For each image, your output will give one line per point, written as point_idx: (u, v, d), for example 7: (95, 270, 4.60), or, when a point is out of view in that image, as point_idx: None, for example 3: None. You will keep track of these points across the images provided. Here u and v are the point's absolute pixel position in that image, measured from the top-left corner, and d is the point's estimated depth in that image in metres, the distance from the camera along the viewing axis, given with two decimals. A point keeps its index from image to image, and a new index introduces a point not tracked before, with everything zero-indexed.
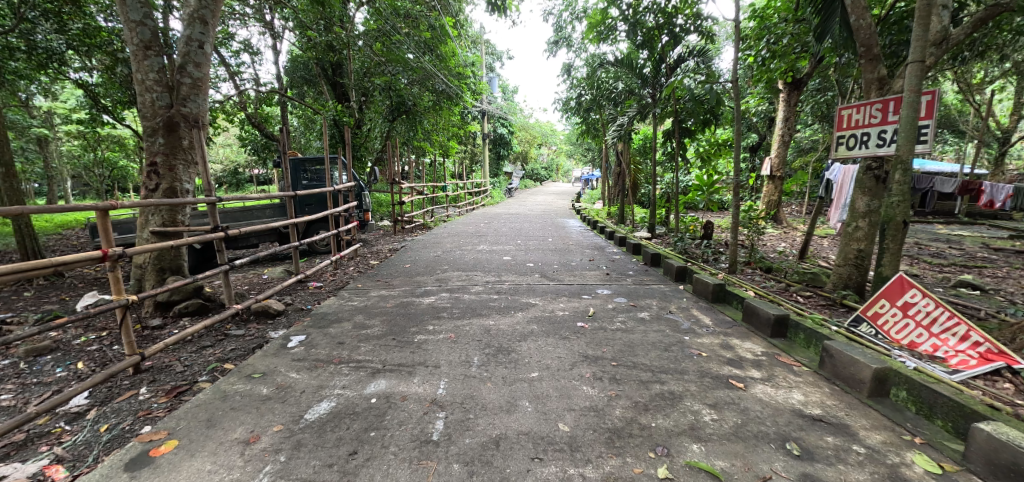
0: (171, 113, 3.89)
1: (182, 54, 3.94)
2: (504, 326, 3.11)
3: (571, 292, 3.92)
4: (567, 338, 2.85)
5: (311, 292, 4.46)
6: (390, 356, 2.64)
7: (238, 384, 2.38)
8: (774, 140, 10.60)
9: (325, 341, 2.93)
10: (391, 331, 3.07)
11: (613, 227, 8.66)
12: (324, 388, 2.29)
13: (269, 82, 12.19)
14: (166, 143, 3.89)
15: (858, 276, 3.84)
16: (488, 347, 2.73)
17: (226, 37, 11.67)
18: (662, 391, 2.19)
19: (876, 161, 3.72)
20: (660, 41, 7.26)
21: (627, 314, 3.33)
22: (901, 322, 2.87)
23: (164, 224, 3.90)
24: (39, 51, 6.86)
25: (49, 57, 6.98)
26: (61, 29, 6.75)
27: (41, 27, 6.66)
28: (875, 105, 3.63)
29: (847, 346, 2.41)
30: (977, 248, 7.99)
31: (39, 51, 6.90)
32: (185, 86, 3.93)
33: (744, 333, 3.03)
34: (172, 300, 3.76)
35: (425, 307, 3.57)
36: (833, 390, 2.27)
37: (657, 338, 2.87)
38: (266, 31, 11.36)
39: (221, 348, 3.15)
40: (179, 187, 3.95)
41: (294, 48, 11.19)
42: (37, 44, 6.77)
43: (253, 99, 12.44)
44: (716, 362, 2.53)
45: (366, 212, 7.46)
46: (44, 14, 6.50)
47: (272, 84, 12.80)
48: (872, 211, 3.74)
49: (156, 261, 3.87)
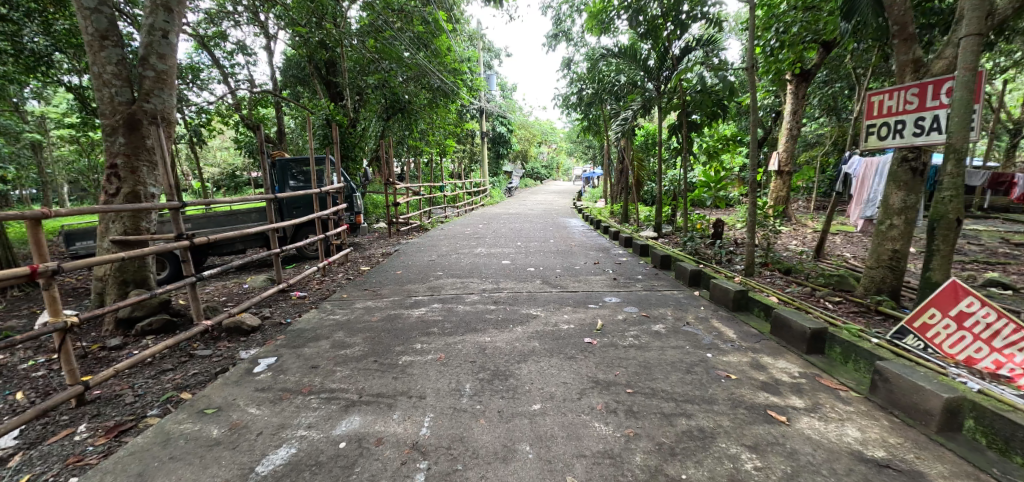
0: (132, 110, 3.53)
1: (144, 44, 3.59)
2: (502, 344, 2.74)
3: (575, 301, 3.53)
4: (574, 358, 2.48)
5: (293, 304, 4.10)
6: (369, 383, 2.28)
7: (186, 423, 2.03)
8: (781, 134, 10.25)
9: (297, 365, 2.56)
10: (372, 351, 2.71)
11: (617, 227, 8.30)
12: (285, 428, 1.92)
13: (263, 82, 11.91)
14: (127, 142, 3.52)
15: (895, 279, 3.47)
16: (482, 371, 2.37)
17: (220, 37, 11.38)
18: (690, 428, 1.83)
19: (913, 151, 3.35)
20: (664, 29, 6.90)
21: (640, 328, 2.95)
22: (956, 335, 2.50)
23: (125, 232, 3.53)
24: (26, 53, 6.45)
25: (36, 59, 6.59)
26: (47, 30, 6.41)
27: (26, 29, 6.22)
28: (910, 90, 3.27)
29: (905, 369, 2.04)
30: (997, 244, 7.60)
31: (26, 54, 6.48)
32: (148, 80, 3.58)
33: (774, 348, 2.64)
34: (133, 316, 3.39)
35: (414, 322, 3.20)
36: (892, 423, 1.90)
37: (677, 357, 2.50)
38: (260, 31, 11.12)
39: (182, 372, 2.81)
40: (142, 190, 3.58)
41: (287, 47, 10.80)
42: (24, 46, 6.35)
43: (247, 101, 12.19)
44: (749, 387, 2.17)
45: (358, 215, 6.93)
46: (28, 14, 6.07)
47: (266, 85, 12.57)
48: (908, 208, 3.35)
49: (118, 273, 3.52)
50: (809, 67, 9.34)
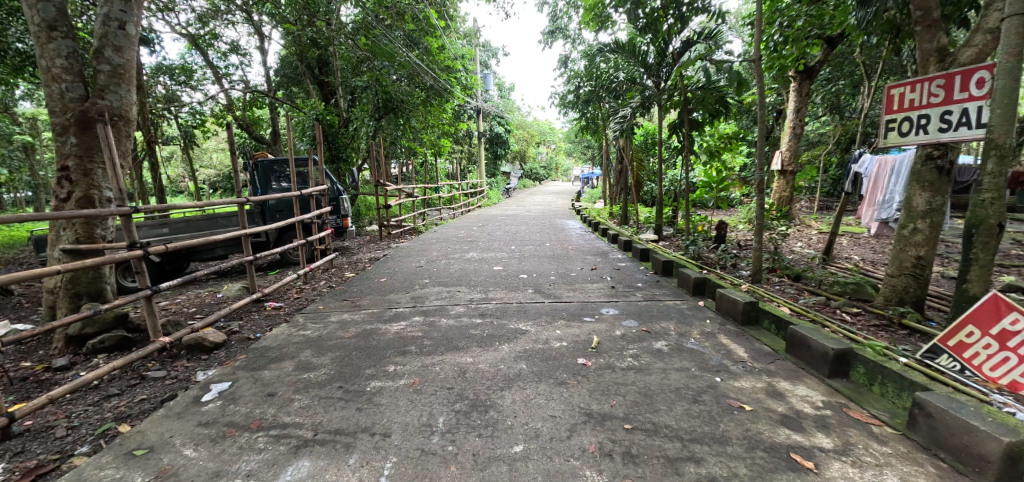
0: (84, 108, 3.23)
1: (98, 35, 3.30)
2: (484, 366, 2.43)
3: (570, 314, 3.22)
4: (565, 384, 2.19)
5: (266, 315, 3.81)
6: (328, 417, 1.98)
7: (108, 468, 1.73)
8: (785, 132, 9.96)
9: (252, 392, 2.26)
10: (339, 374, 2.41)
11: (616, 229, 7.99)
12: (219, 476, 1.63)
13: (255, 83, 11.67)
14: (80, 143, 3.23)
15: (919, 289, 3.17)
16: (459, 401, 2.07)
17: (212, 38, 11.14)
18: (700, 477, 1.53)
19: (939, 147, 3.05)
20: (665, 23, 6.60)
21: (640, 346, 2.65)
22: (999, 357, 2.20)
23: (78, 240, 3.23)
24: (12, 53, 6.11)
25: (22, 59, 6.25)
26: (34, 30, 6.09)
27: (12, 28, 5.91)
28: (936, 80, 2.92)
29: (952, 403, 1.74)
30: (1011, 246, 7.30)
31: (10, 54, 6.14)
32: (103, 75, 3.29)
33: (792, 371, 2.35)
34: (85, 333, 3.08)
35: (390, 338, 2.90)
36: (939, 470, 1.60)
37: (681, 382, 2.21)
38: (253, 30, 10.88)
39: (128, 398, 2.51)
40: (96, 194, 3.29)
41: (280, 46, 10.59)
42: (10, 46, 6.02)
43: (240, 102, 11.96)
44: (767, 422, 1.87)
45: (344, 218, 6.60)
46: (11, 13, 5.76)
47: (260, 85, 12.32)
48: (934, 210, 3.05)
49: (70, 285, 3.21)
50: (813, 63, 9.04)
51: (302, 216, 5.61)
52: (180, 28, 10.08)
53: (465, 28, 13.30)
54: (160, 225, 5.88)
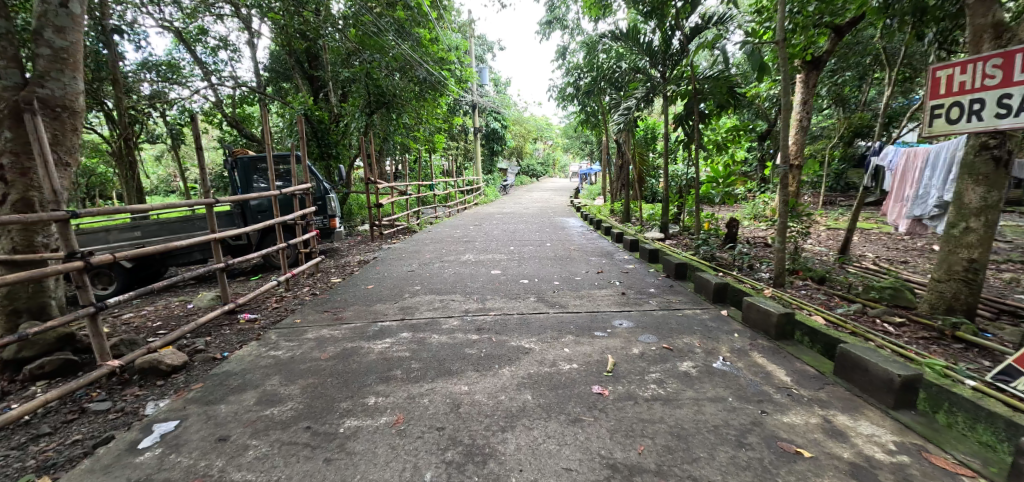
0: (19, 97, 2.82)
1: (36, 14, 2.87)
2: (482, 396, 2.05)
3: (578, 328, 2.83)
4: (580, 423, 1.81)
5: (238, 330, 3.42)
6: (287, 473, 1.60)
7: None
8: (792, 125, 9.60)
9: (202, 437, 1.87)
10: (310, 410, 2.02)
11: (619, 227, 7.62)
12: None
13: (244, 79, 11.22)
14: (14, 138, 2.82)
15: (970, 296, 2.82)
16: (451, 448, 1.69)
17: (200, 32, 10.71)
18: None
19: (997, 136, 2.67)
20: (672, 7, 6.19)
21: (664, 368, 2.28)
22: None
23: (15, 249, 2.82)
24: None
25: None
26: None
27: None
28: (993, 60, 2.36)
29: None
30: None
31: None
32: (42, 60, 2.87)
33: (847, 400, 1.98)
34: (22, 357, 2.68)
35: (373, 360, 2.51)
36: None
37: (720, 418, 1.83)
38: (242, 26, 10.45)
39: (60, 440, 2.11)
40: (36, 196, 2.89)
41: (269, 41, 10.18)
42: None
43: (230, 100, 11.53)
44: (835, 476, 1.50)
45: (331, 218, 6.16)
46: None
47: (248, 82, 11.88)
48: (992, 207, 2.67)
49: (6, 300, 2.80)
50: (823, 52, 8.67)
51: (283, 217, 5.16)
52: (167, 22, 9.64)
53: (459, 20, 12.86)
54: (131, 228, 5.51)
